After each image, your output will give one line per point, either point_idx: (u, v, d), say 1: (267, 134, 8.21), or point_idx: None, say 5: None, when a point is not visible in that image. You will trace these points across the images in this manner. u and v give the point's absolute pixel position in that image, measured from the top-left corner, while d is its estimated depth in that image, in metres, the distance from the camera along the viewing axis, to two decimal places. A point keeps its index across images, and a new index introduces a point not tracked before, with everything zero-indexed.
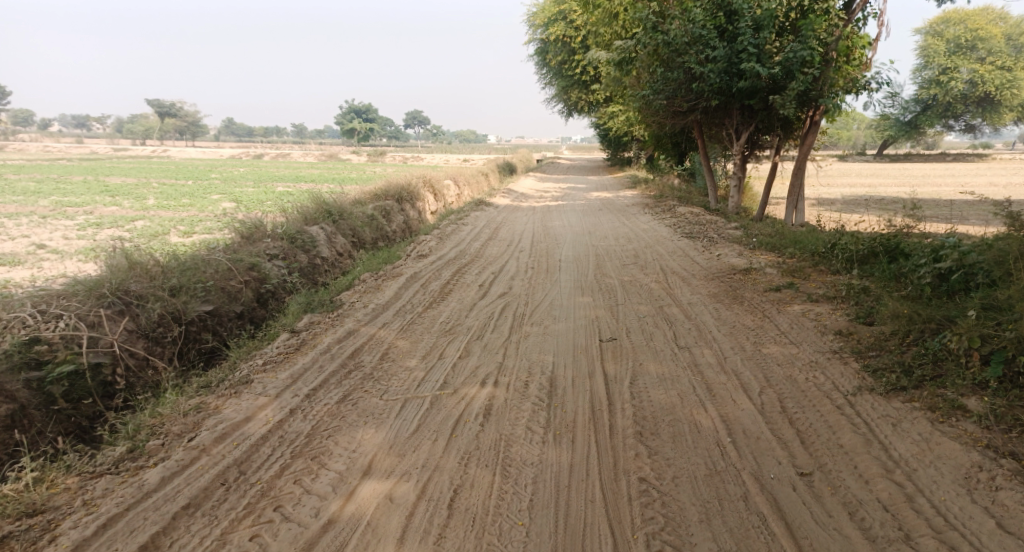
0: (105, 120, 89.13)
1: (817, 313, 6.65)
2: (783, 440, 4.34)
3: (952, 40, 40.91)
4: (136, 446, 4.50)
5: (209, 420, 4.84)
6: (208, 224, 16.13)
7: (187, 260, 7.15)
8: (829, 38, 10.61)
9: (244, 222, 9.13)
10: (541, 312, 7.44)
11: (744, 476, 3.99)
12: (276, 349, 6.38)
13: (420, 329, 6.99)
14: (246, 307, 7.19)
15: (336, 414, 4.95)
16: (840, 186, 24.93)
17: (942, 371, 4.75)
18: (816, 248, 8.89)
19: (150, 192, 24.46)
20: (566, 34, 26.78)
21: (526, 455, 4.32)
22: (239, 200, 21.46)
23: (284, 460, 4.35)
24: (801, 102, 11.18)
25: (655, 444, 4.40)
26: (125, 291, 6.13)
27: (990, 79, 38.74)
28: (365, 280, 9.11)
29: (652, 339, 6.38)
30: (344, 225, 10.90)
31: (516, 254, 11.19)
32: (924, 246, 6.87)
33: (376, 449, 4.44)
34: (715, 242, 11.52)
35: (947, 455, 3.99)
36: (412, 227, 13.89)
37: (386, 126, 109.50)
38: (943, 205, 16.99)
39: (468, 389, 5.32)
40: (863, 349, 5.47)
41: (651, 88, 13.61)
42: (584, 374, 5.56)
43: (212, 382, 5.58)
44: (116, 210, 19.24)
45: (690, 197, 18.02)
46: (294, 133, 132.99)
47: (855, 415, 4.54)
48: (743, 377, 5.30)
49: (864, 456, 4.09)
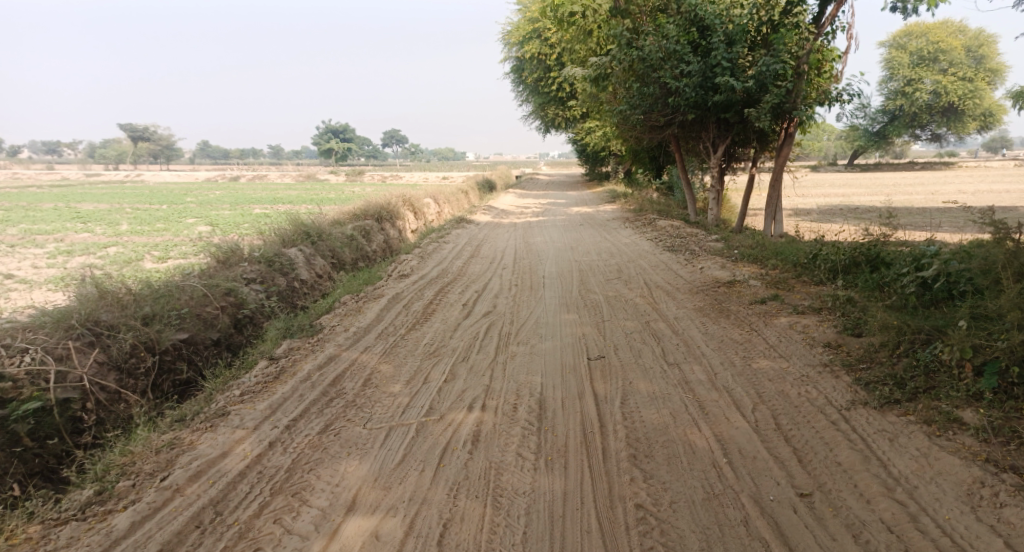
0: (76, 146, 87.88)
1: (804, 325, 6.61)
2: (780, 459, 4.24)
3: (915, 52, 42.15)
4: (105, 488, 4.24)
5: (183, 457, 4.60)
6: (183, 249, 15.77)
7: (161, 287, 6.92)
8: (801, 51, 10.75)
9: (220, 246, 8.90)
10: (527, 330, 7.30)
11: (743, 499, 3.88)
12: (255, 377, 6.14)
13: (403, 352, 6.80)
14: (223, 334, 6.95)
15: (317, 446, 4.74)
16: (815, 196, 25.27)
17: (935, 383, 4.72)
18: (798, 259, 8.91)
19: (122, 217, 23.91)
20: (542, 51, 27.00)
21: (517, 484, 4.16)
22: (215, 223, 21.11)
23: (263, 498, 4.13)
24: (776, 115, 11.29)
25: (649, 467, 4.27)
26: (95, 322, 5.88)
27: (953, 89, 39.93)
28: (346, 303, 8.91)
29: (640, 356, 6.27)
30: (324, 246, 10.71)
31: (499, 271, 11.07)
32: (906, 254, 6.90)
33: (361, 482, 4.24)
34: (697, 255, 11.53)
35: (948, 470, 3.92)
36: (393, 246, 13.71)
37: (364, 146, 109.43)
38: (917, 213, 17.31)
39: (455, 415, 5.15)
40: (853, 362, 5.43)
41: (628, 103, 13.70)
42: (573, 395, 5.43)
43: (186, 415, 5.32)
44: (88, 237, 18.79)
45: (670, 210, 18.11)
46: (271, 154, 132.02)
47: (851, 430, 4.47)
48: (735, 394, 5.21)
49: (863, 474, 4.01)
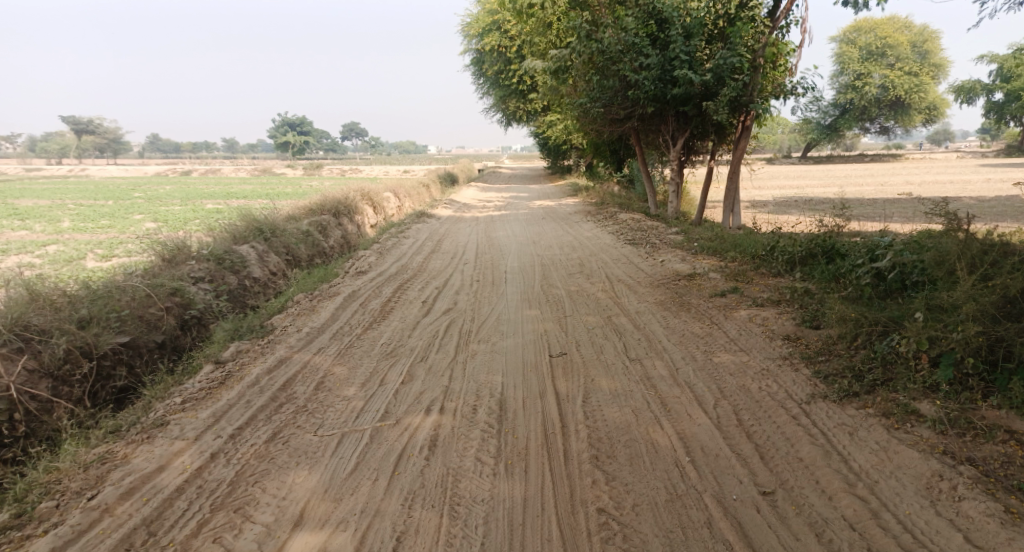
0: (14, 139, 83.52)
1: (764, 318, 6.62)
2: (742, 456, 4.19)
3: (865, 48, 43.47)
4: (24, 510, 3.88)
5: (115, 473, 4.26)
6: (128, 247, 15.03)
7: (100, 288, 6.49)
8: (757, 45, 10.84)
9: (165, 243, 8.45)
10: (487, 328, 7.12)
11: (706, 499, 3.81)
12: (198, 383, 5.79)
13: (359, 353, 6.54)
14: (168, 336, 6.57)
15: (264, 456, 4.47)
16: (769, 188, 25.74)
17: (892, 375, 4.75)
18: (756, 251, 8.96)
19: (64, 214, 22.66)
20: (502, 43, 26.73)
21: (475, 491, 3.98)
22: (163, 219, 20.23)
23: (202, 515, 3.85)
24: (733, 108, 11.36)
25: (612, 469, 4.15)
26: (24, 326, 5.47)
27: (900, 84, 41.36)
28: (299, 301, 8.56)
29: (602, 352, 6.17)
30: (277, 242, 10.29)
31: (460, 267, 10.85)
32: (861, 246, 6.97)
33: (310, 495, 4.01)
34: (658, 248, 11.54)
35: (907, 464, 3.92)
36: (351, 241, 13.32)
37: (322, 139, 107.31)
38: (868, 204, 17.75)
39: (412, 419, 4.95)
40: (812, 355, 5.44)
41: (588, 96, 13.63)
42: (534, 394, 5.28)
43: (122, 426, 4.96)
44: (26, 235, 17.77)
45: (631, 203, 18.15)
46: (224, 148, 127.84)
47: (812, 425, 4.45)
48: (697, 390, 5.14)
49: (825, 469, 3.98)
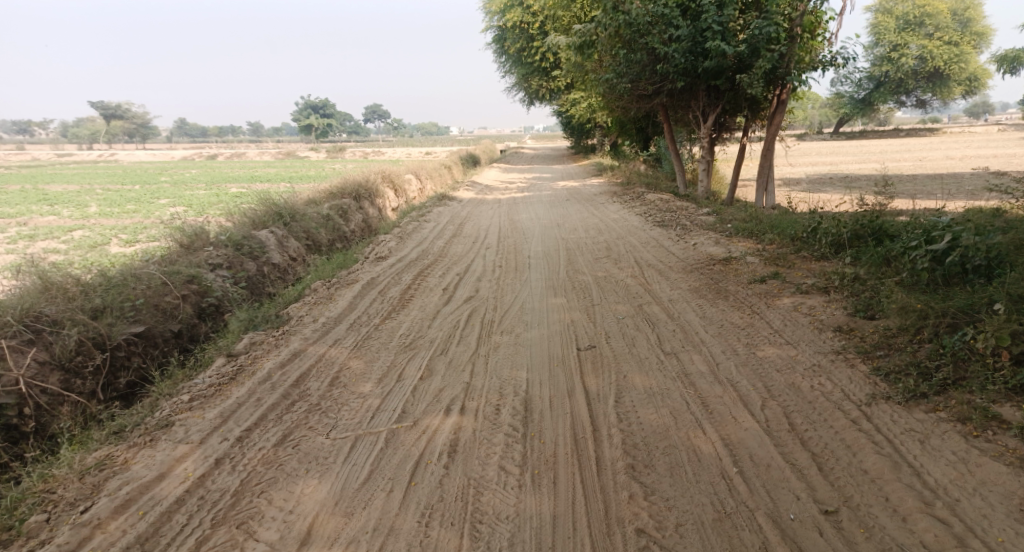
0: (47, 125, 85.39)
1: (811, 307, 6.09)
2: (797, 467, 3.74)
3: (902, 17, 41.44)
4: (13, 525, 3.63)
5: (113, 481, 4.00)
6: (152, 232, 14.87)
7: (115, 276, 6.20)
8: (795, 13, 10.12)
9: (183, 229, 8.15)
10: (510, 317, 6.71)
11: (760, 519, 3.38)
12: (207, 379, 5.49)
13: (376, 345, 6.19)
14: (184, 325, 6.29)
15: (272, 461, 4.17)
16: (804, 165, 24.71)
17: (965, 373, 4.22)
18: (796, 233, 8.37)
19: (92, 198, 22.88)
20: (524, 19, 25.94)
21: (499, 506, 3.62)
22: (187, 204, 20.15)
23: (202, 531, 3.58)
24: (768, 81, 10.67)
25: (651, 481, 3.74)
26: (35, 316, 5.20)
27: (939, 54, 39.50)
28: (316, 290, 8.20)
29: (634, 345, 5.71)
30: (297, 227, 9.94)
31: (482, 252, 10.44)
32: (916, 227, 6.34)
33: (318, 508, 3.69)
34: (688, 230, 10.96)
35: (993, 480, 3.42)
36: (372, 225, 12.98)
37: (345, 121, 108.24)
38: (911, 181, 16.80)
39: (431, 420, 4.58)
40: (869, 349, 4.92)
41: (615, 71, 12.93)
42: (562, 393, 4.86)
43: (125, 426, 4.71)
44: (54, 220, 17.79)
45: (659, 183, 17.47)
46: (251, 132, 129.05)
47: (875, 431, 3.97)
48: (741, 388, 4.68)
49: (895, 485, 3.51)
